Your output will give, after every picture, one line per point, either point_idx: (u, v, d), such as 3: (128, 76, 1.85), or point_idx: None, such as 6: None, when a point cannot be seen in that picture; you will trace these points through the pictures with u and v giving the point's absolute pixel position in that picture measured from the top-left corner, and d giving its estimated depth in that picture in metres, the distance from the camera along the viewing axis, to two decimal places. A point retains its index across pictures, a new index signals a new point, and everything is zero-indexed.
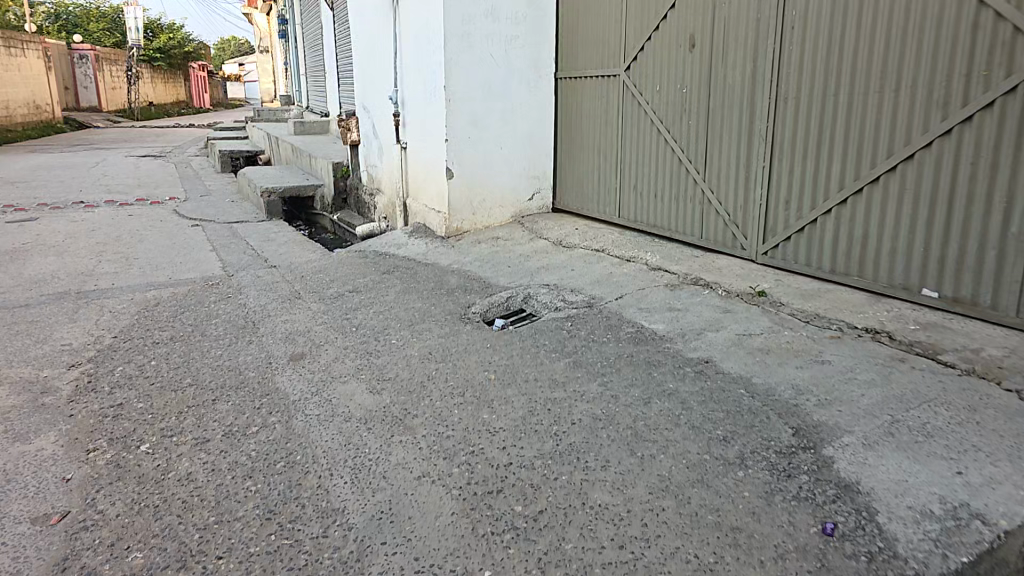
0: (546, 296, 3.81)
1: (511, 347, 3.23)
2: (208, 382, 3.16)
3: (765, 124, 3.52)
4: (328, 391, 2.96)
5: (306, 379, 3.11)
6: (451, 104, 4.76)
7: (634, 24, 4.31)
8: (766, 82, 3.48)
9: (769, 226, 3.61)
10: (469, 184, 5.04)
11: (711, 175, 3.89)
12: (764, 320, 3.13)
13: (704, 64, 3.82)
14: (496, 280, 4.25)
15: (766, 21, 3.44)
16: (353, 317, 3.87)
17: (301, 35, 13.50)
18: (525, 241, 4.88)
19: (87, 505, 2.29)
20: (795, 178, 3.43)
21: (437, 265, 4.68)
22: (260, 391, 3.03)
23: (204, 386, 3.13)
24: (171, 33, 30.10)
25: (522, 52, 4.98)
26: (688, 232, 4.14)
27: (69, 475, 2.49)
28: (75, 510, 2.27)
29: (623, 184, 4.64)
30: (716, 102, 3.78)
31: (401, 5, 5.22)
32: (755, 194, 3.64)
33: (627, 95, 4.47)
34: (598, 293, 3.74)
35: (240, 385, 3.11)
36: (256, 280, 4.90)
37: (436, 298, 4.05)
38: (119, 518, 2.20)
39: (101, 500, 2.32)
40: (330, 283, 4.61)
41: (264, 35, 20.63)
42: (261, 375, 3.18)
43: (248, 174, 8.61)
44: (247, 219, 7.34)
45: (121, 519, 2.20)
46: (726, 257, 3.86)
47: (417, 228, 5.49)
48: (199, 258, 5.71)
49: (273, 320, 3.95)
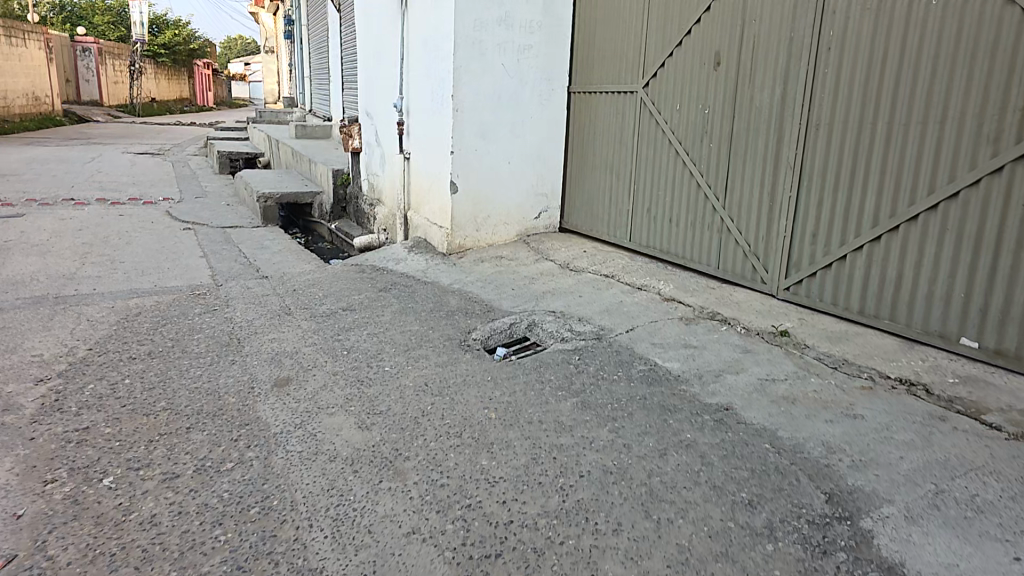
0: (553, 324, 3.60)
1: (513, 382, 3.00)
2: (184, 408, 2.91)
3: (794, 150, 3.33)
4: (312, 424, 2.72)
5: (288, 408, 2.86)
6: (459, 113, 4.56)
7: (654, 39, 4.14)
8: (797, 107, 3.29)
9: (793, 260, 3.41)
10: (475, 199, 4.84)
11: (733, 202, 3.70)
12: (788, 364, 2.91)
13: (730, 85, 3.64)
14: (498, 304, 4.03)
15: (799, 42, 3.26)
16: (343, 339, 3.64)
17: (307, 37, 13.37)
18: (530, 262, 4.66)
19: (36, 549, 2.04)
20: (824, 210, 3.23)
21: (437, 284, 4.47)
22: (238, 420, 2.78)
23: (180, 411, 2.88)
24: (179, 30, 30.12)
25: (535, 63, 4.80)
26: (705, 261, 3.94)
27: (20, 510, 2.23)
28: (23, 554, 2.02)
29: (636, 206, 4.44)
30: (742, 126, 3.59)
31: (411, 9, 5.04)
32: (780, 224, 3.44)
33: (645, 113, 4.28)
34: (607, 324, 3.53)
35: (218, 413, 2.85)
36: (244, 292, 4.67)
37: (434, 321, 3.83)
38: (69, 568, 1.95)
39: (53, 543, 2.06)
40: (322, 299, 4.38)
41: (271, 35, 20.55)
42: (240, 403, 2.94)
43: (246, 177, 8.41)
44: (242, 225, 7.13)
45: (71, 570, 1.95)
46: (744, 291, 3.66)
47: (417, 243, 5.28)
48: (188, 264, 5.48)
49: (258, 338, 3.72)
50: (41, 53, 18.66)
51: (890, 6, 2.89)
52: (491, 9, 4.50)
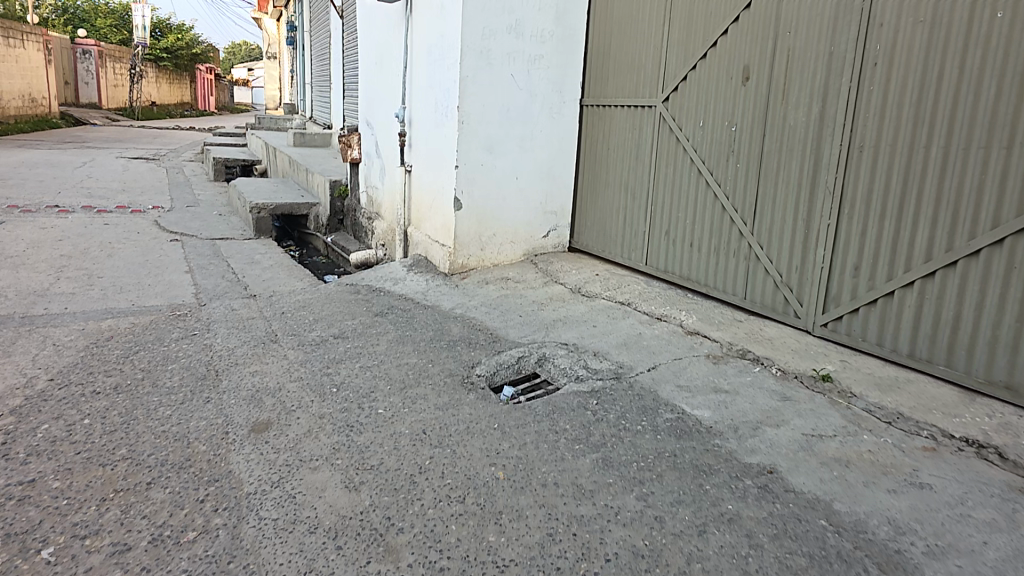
0: (565, 360, 3.26)
1: (523, 432, 2.67)
2: (147, 458, 2.56)
3: (832, 174, 2.99)
4: (291, 483, 2.37)
5: (266, 461, 2.53)
6: (464, 126, 4.25)
7: (675, 50, 3.83)
8: (837, 127, 2.96)
9: (830, 294, 3.04)
10: (479, 217, 4.52)
11: (762, 228, 3.36)
12: (835, 416, 2.55)
13: (760, 102, 3.32)
14: (504, 333, 3.70)
15: (840, 55, 2.94)
16: (333, 374, 3.33)
17: (309, 44, 13.17)
18: (537, 286, 4.33)
19: None
20: (867, 242, 2.87)
21: (438, 308, 4.14)
22: (207, 475, 2.43)
23: (142, 462, 2.53)
24: (181, 35, 30.07)
25: (547, 74, 4.51)
26: (729, 291, 3.58)
27: None
28: None
29: (653, 228, 4.11)
30: (774, 147, 3.26)
31: (416, 15, 4.76)
32: (815, 255, 3.08)
33: (664, 130, 3.97)
34: (626, 361, 3.18)
35: (185, 466, 2.50)
36: (228, 315, 4.37)
37: (434, 352, 3.52)
38: None
39: None
40: (312, 324, 4.07)
41: (273, 42, 20.32)
42: (212, 453, 2.59)
43: (240, 185, 8.11)
44: (233, 237, 6.81)
45: None
46: (776, 325, 3.30)
47: (417, 261, 4.95)
48: (171, 281, 5.17)
49: (239, 370, 3.44)
50: (40, 56, 18.43)
51: (947, 18, 2.56)
52: (501, 16, 4.21)
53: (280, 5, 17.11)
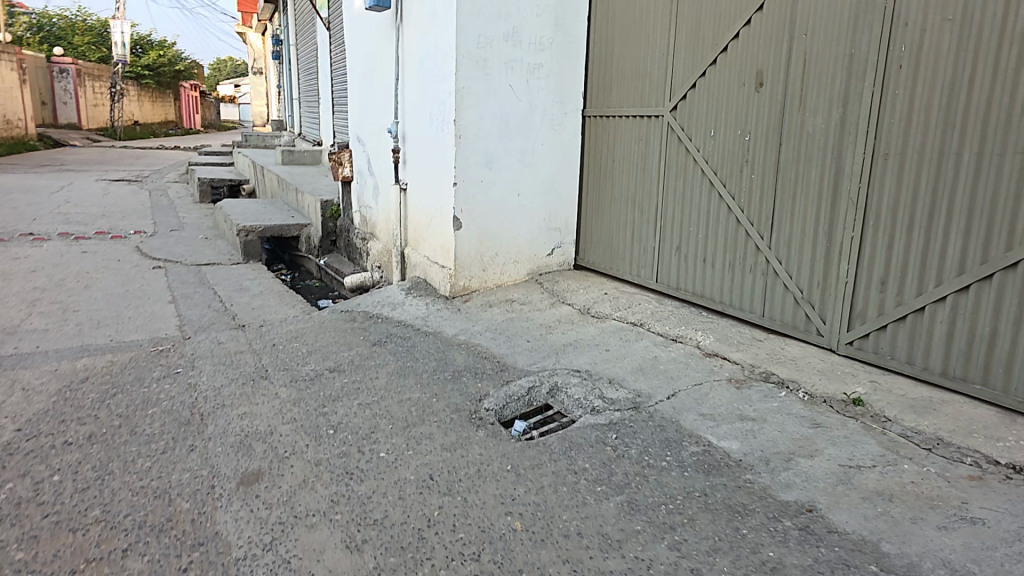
0: (578, 390, 3.16)
1: (540, 474, 2.55)
2: (122, 517, 2.45)
3: (855, 184, 2.87)
4: (276, 540, 2.29)
5: (252, 517, 2.44)
6: (461, 141, 4.11)
7: (681, 56, 3.72)
8: (858, 134, 2.83)
9: (856, 309, 2.92)
10: (480, 236, 4.39)
11: (780, 241, 3.24)
12: (871, 444, 2.40)
13: (775, 109, 3.20)
14: (511, 360, 3.62)
15: (860, 59, 2.81)
16: (329, 415, 3.26)
17: (295, 59, 13.01)
18: (543, 307, 4.24)
19: None
20: (895, 254, 2.74)
21: (440, 334, 4.06)
22: (186, 535, 2.34)
23: (116, 522, 2.42)
24: (162, 52, 29.71)
25: (546, 84, 4.37)
26: (747, 307, 3.47)
27: None
28: None
29: (663, 243, 4.01)
30: (791, 156, 3.14)
31: (408, 26, 4.59)
32: (839, 268, 2.96)
33: (671, 140, 3.85)
34: (643, 389, 3.08)
35: (163, 526, 2.39)
36: (213, 350, 4.40)
37: (438, 386, 3.44)
38: None
39: None
40: (304, 356, 4.03)
41: (258, 56, 20.14)
42: (192, 509, 2.50)
43: (228, 206, 7.92)
44: (220, 262, 6.67)
45: None
46: (798, 343, 3.18)
47: (416, 283, 4.82)
48: (153, 314, 5.20)
49: (225, 414, 3.38)
50: (14, 76, 18.06)
51: (977, 18, 2.43)
52: (497, 24, 4.07)
53: (264, 19, 16.91)
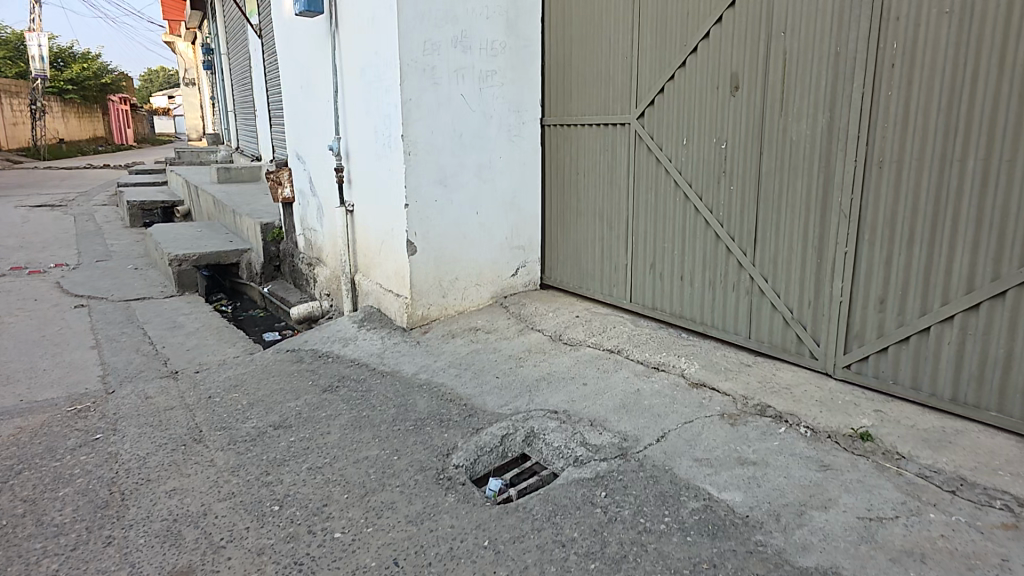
0: (558, 436, 2.81)
1: (523, 550, 2.17)
2: None
3: (846, 195, 2.63)
4: None
5: None
6: (411, 158, 3.73)
7: (646, 59, 3.45)
8: (848, 139, 2.60)
9: (852, 331, 2.69)
10: (438, 261, 4.04)
11: (765, 258, 3.01)
12: (889, 489, 2.13)
13: (753, 115, 2.96)
14: (480, 402, 3.26)
15: (847, 59, 2.58)
16: (274, 485, 2.82)
17: (228, 70, 12.19)
18: (510, 335, 3.92)
19: None
20: (895, 270, 2.52)
21: (396, 375, 3.70)
22: None
23: None
24: (89, 65, 27.86)
25: (502, 92, 4.03)
26: (730, 329, 3.23)
27: None
28: None
29: (635, 260, 3.74)
30: (774, 165, 2.90)
31: (345, 31, 4.14)
32: (832, 286, 2.73)
33: (641, 149, 3.57)
34: (629, 431, 2.75)
35: None
36: (140, 405, 3.97)
37: (398, 439, 3.05)
38: None
39: None
40: (244, 412, 3.61)
41: (190, 66, 18.93)
42: None
43: (160, 233, 7.27)
44: (155, 300, 6.20)
45: None
46: (789, 368, 2.93)
47: (369, 315, 4.48)
48: (73, 364, 4.75)
49: (150, 492, 2.92)
50: None
51: (981, 9, 2.21)
52: (443, 28, 3.70)
53: (192, 26, 15.84)
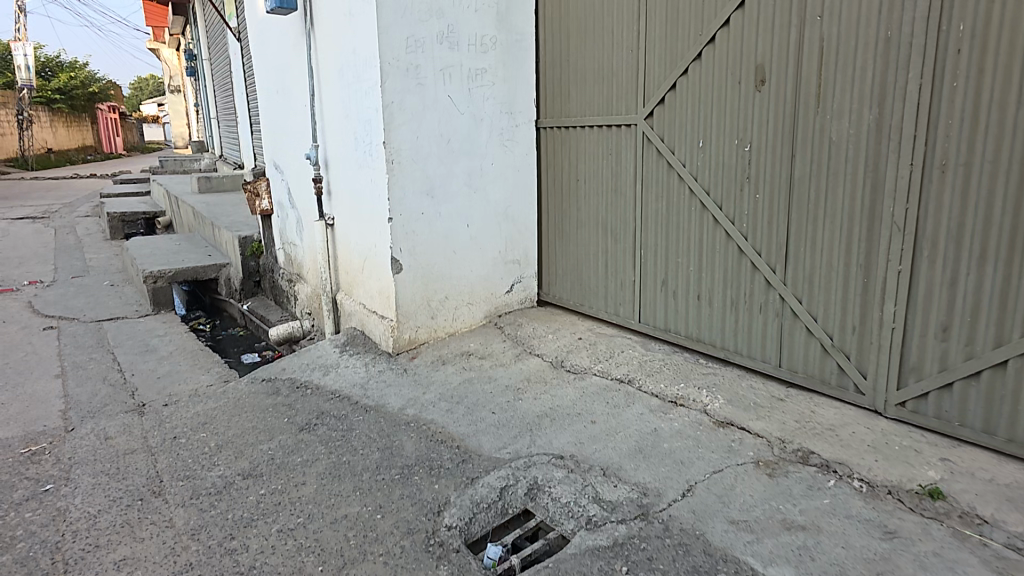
0: (565, 491, 2.40)
1: None
2: None
3: (900, 202, 2.24)
4: None
5: None
6: (394, 167, 3.34)
7: (655, 52, 3.06)
8: (902, 139, 2.21)
9: (908, 362, 2.31)
10: (426, 279, 3.65)
11: (799, 276, 2.62)
12: (978, 565, 1.75)
13: (784, 112, 2.56)
14: (475, 443, 2.87)
15: (901, 44, 2.18)
16: (238, 554, 2.41)
17: (210, 75, 11.74)
18: (506, 362, 3.52)
19: None
20: (963, 292, 2.14)
21: (381, 411, 3.30)
22: None
23: None
24: (75, 74, 27.45)
25: (493, 92, 3.63)
26: (757, 356, 2.85)
27: None
28: None
29: (644, 276, 3.35)
30: (808, 170, 2.51)
31: (321, 28, 3.74)
32: (883, 309, 2.34)
33: (649, 153, 3.18)
34: (649, 483, 2.36)
35: None
36: (100, 446, 3.55)
37: (382, 492, 2.66)
38: None
39: None
40: (212, 457, 3.20)
41: (175, 73, 18.45)
42: None
43: (134, 247, 6.85)
44: (129, 321, 5.79)
45: None
46: (829, 404, 2.55)
47: (352, 339, 4.09)
48: (33, 397, 4.33)
49: (95, 563, 2.50)
50: None
51: None
52: (428, 23, 3.30)
53: (175, 32, 15.35)
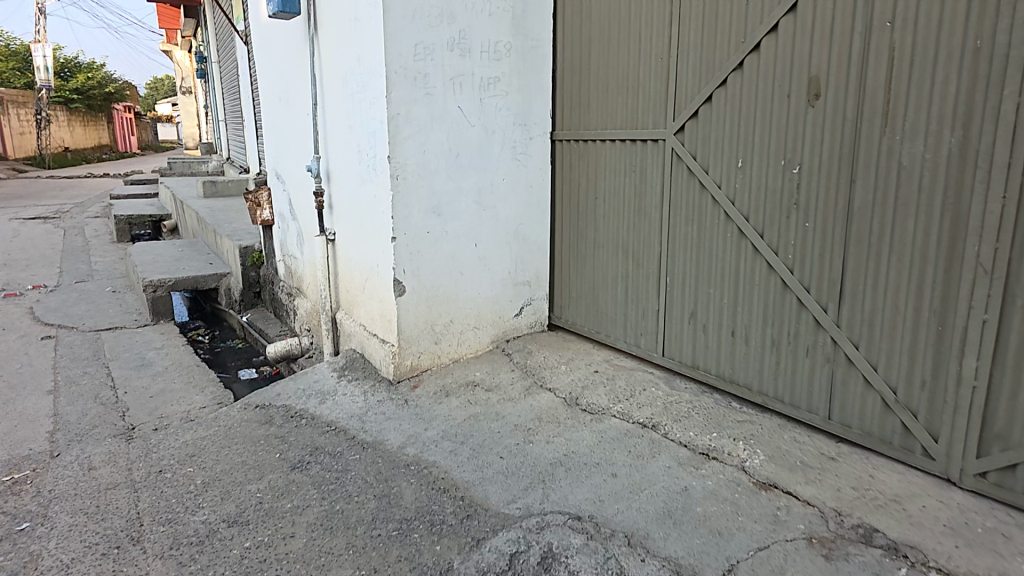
0: (585, 564, 2.07)
1: None
2: None
3: (988, 241, 1.91)
4: None
5: None
6: (400, 183, 3.06)
7: (688, 60, 2.74)
8: (994, 169, 1.87)
9: (991, 426, 1.99)
10: (431, 303, 3.37)
11: (856, 318, 2.29)
12: None
13: (842, 131, 2.23)
14: (482, 494, 2.57)
15: (997, 56, 1.84)
16: None
17: (219, 77, 11.58)
18: (516, 396, 3.21)
19: None
20: None
21: (380, 449, 3.01)
22: None
23: None
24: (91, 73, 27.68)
25: (507, 102, 3.33)
26: (802, 404, 2.52)
27: None
28: None
29: (670, 304, 3.03)
30: (871, 198, 2.18)
31: (324, 32, 3.46)
32: (963, 363, 2.01)
33: (679, 171, 2.86)
34: (683, 559, 2.03)
35: None
36: (82, 477, 3.27)
37: (378, 551, 2.36)
38: None
39: None
40: (197, 497, 2.92)
41: (186, 73, 18.37)
42: None
43: (135, 253, 6.66)
44: (127, 332, 5.59)
45: None
46: (889, 467, 2.22)
47: (351, 363, 3.83)
48: (22, 415, 4.11)
49: None
50: None
51: None
52: (438, 28, 3.01)
53: (187, 32, 15.27)
